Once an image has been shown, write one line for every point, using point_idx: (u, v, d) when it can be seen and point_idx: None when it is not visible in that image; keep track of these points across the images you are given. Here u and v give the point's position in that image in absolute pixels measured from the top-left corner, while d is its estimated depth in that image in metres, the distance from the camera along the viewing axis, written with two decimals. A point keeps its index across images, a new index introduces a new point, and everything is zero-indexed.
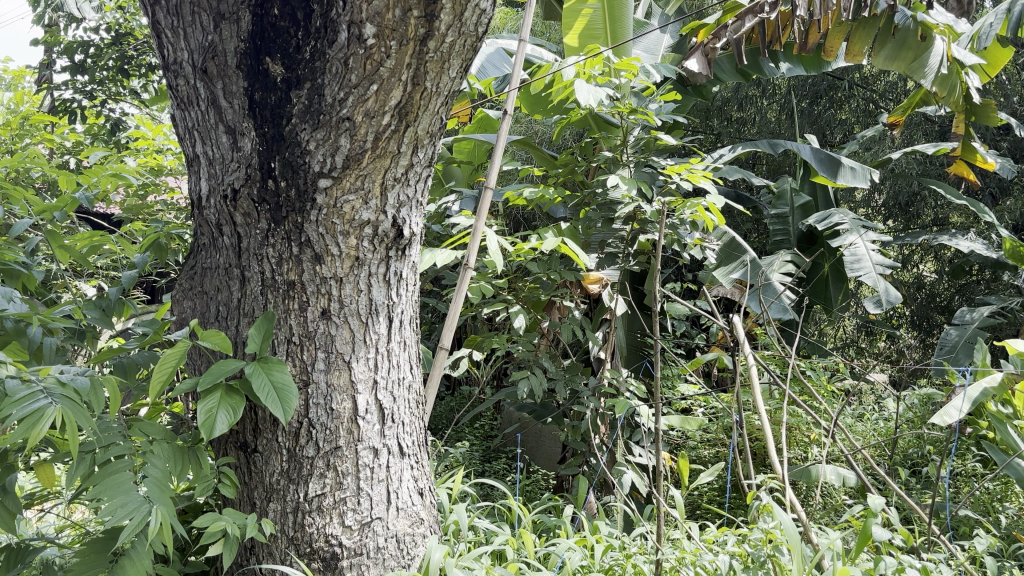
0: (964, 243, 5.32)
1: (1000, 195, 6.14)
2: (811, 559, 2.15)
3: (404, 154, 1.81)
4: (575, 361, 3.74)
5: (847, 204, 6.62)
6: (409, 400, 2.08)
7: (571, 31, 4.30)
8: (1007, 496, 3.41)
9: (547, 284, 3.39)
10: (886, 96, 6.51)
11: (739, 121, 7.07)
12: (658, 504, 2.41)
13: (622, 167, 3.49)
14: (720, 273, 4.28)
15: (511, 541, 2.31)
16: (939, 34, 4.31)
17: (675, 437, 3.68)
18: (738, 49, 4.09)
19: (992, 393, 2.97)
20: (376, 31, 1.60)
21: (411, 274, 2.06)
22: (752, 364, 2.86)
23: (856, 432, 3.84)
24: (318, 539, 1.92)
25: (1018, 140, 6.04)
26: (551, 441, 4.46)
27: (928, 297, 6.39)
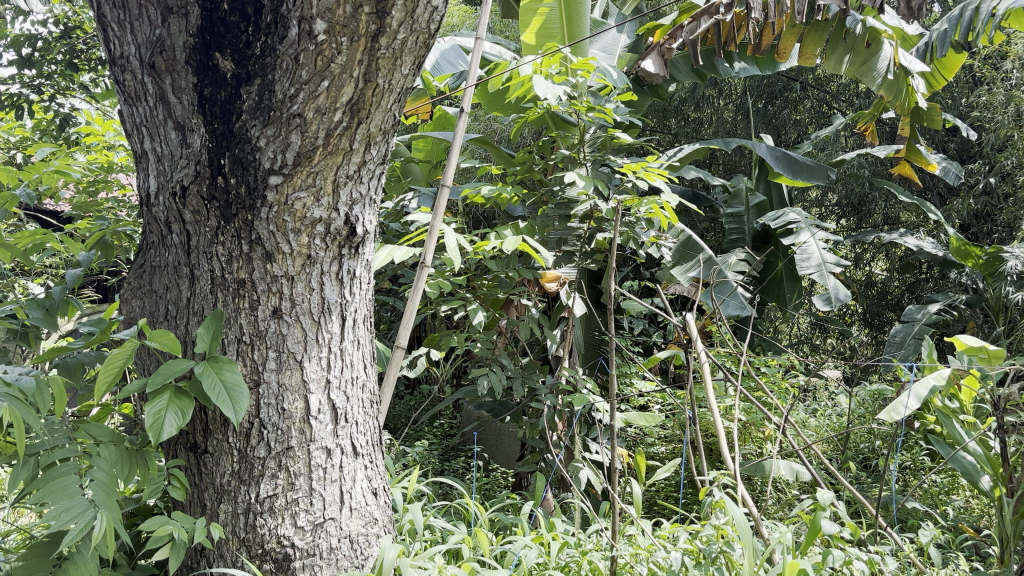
0: (913, 241, 5.44)
1: (948, 195, 6.28)
2: (762, 553, 2.18)
3: (356, 152, 1.79)
4: (534, 359, 3.75)
5: (801, 203, 6.72)
6: (362, 399, 2.06)
7: (527, 30, 4.28)
8: (954, 489, 3.50)
9: (505, 283, 3.39)
10: (839, 97, 6.62)
11: (696, 121, 7.14)
12: (614, 500, 2.42)
13: (580, 166, 3.50)
14: (677, 271, 4.32)
15: (467, 540, 2.31)
16: (887, 38, 4.37)
17: (632, 434, 3.71)
18: (694, 49, 4.12)
19: (939, 389, 3.02)
20: (326, 27, 1.59)
21: (364, 272, 2.04)
22: (706, 361, 2.89)
23: (810, 427, 3.91)
24: (270, 540, 1.90)
25: (965, 141, 6.19)
26: (509, 439, 4.47)
27: (879, 295, 6.51)
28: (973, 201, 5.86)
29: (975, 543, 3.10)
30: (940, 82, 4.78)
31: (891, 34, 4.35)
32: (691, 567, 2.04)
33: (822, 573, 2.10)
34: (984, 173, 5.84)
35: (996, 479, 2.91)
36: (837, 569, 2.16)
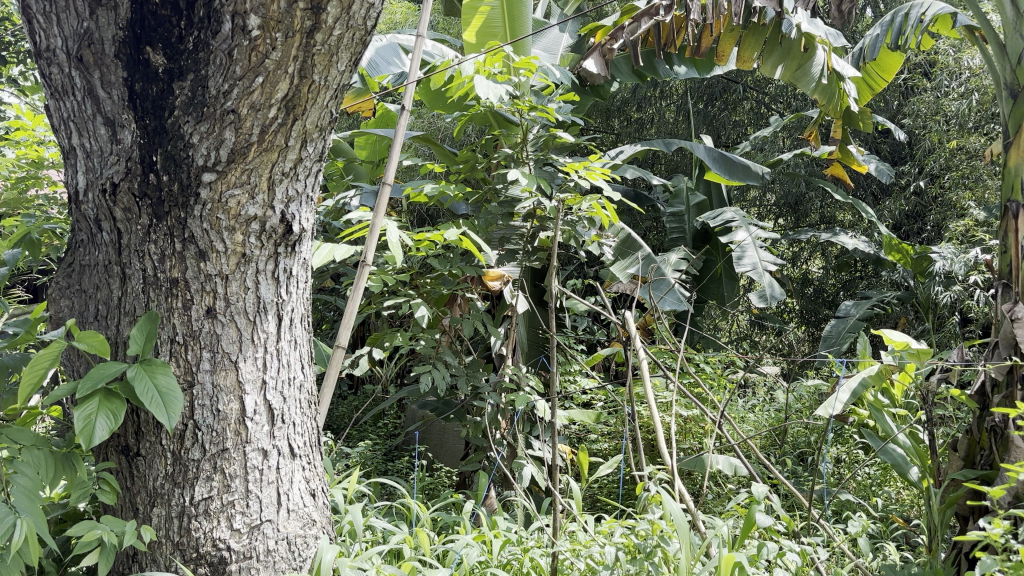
0: (847, 240, 5.57)
1: (881, 195, 6.46)
2: (698, 546, 2.21)
3: (292, 149, 1.77)
4: (477, 357, 3.74)
5: (740, 203, 6.85)
6: (300, 400, 2.03)
7: (468, 28, 4.28)
8: (886, 481, 3.60)
9: (448, 280, 3.39)
10: (777, 99, 6.75)
11: (639, 121, 7.23)
12: (555, 497, 2.44)
13: (523, 164, 3.52)
14: (618, 269, 4.35)
15: (408, 540, 2.29)
16: (821, 43, 4.51)
17: (574, 431, 3.73)
18: (635, 50, 4.16)
19: (869, 384, 3.09)
20: (260, 23, 1.57)
21: (302, 271, 2.01)
22: (644, 358, 2.92)
23: (748, 422, 3.98)
24: (205, 544, 1.86)
25: (896, 143, 6.36)
26: (454, 438, 4.47)
27: (815, 292, 6.67)
28: (905, 201, 6.04)
29: (905, 532, 3.19)
30: (879, 83, 4.90)
31: (824, 40, 4.48)
32: (625, 561, 2.06)
33: (757, 565, 2.15)
34: (914, 175, 6.02)
35: (925, 471, 3.00)
36: (771, 561, 2.21)
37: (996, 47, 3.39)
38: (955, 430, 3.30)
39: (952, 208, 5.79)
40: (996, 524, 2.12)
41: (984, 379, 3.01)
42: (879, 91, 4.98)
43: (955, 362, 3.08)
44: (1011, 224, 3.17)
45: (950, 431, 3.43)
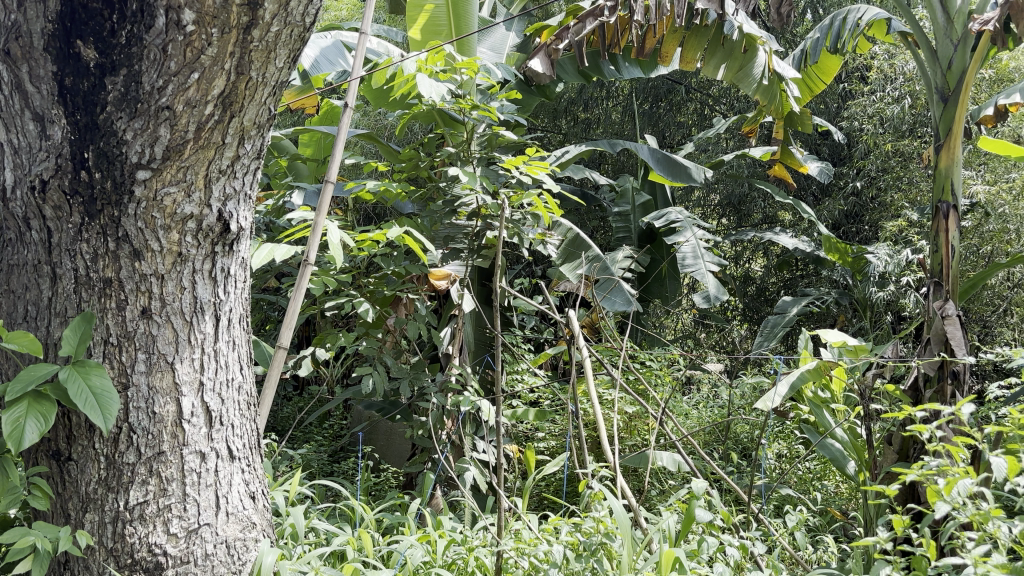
0: (788, 240, 5.67)
1: (821, 195, 6.59)
2: (641, 542, 2.24)
3: (229, 146, 1.74)
4: (421, 357, 3.73)
5: (685, 203, 6.95)
6: (239, 401, 2.00)
7: (413, 25, 4.24)
8: (825, 475, 3.69)
9: (392, 280, 3.36)
10: (720, 100, 6.86)
11: (586, 122, 7.31)
12: (500, 496, 2.44)
13: (468, 163, 3.52)
14: (567, 269, 4.38)
15: (351, 541, 2.27)
16: (762, 45, 4.58)
17: (521, 430, 3.74)
18: (580, 51, 4.18)
19: (807, 380, 3.11)
20: (195, 17, 1.54)
21: (240, 270, 1.98)
22: (589, 356, 2.94)
23: (692, 418, 4.04)
24: (140, 549, 1.82)
25: (836, 145, 6.50)
26: (401, 439, 4.45)
27: (757, 291, 6.80)
28: (844, 201, 6.17)
29: (843, 524, 3.28)
30: (817, 86, 5.01)
31: (765, 41, 4.56)
32: (572, 560, 2.07)
33: (697, 559, 2.19)
34: (851, 176, 6.16)
35: (861, 465, 3.08)
36: (711, 556, 2.25)
37: (928, 53, 3.50)
38: (891, 424, 3.39)
39: (889, 209, 5.95)
40: (901, 520, 2.18)
41: (917, 375, 3.10)
42: (818, 92, 5.08)
43: (890, 359, 3.16)
44: (942, 224, 3.27)
45: (886, 426, 3.51)
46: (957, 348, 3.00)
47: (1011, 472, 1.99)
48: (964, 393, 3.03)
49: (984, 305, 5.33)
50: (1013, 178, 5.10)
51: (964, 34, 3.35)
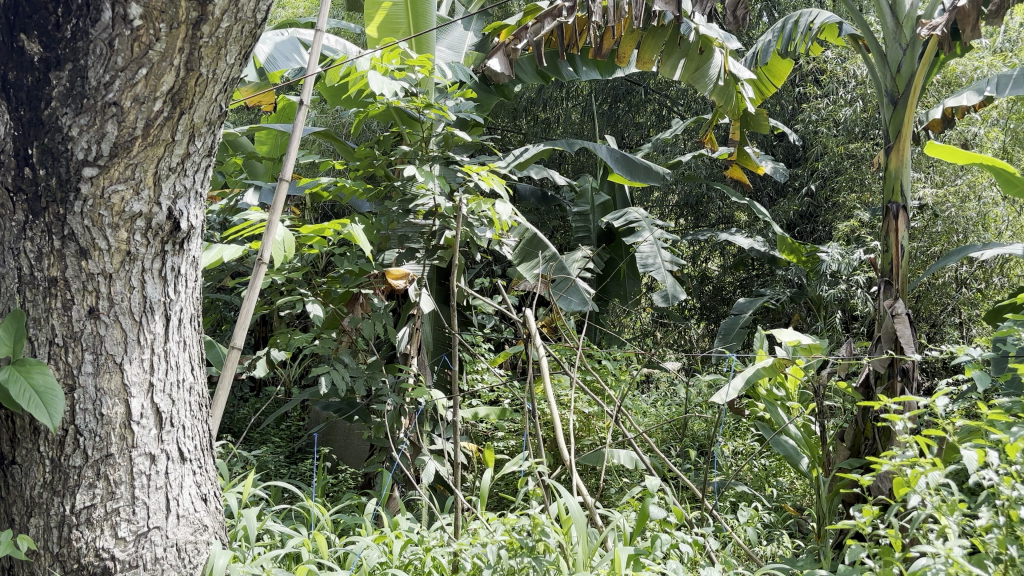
0: (744, 239, 5.74)
1: (776, 196, 6.68)
2: (596, 540, 2.26)
3: (179, 144, 1.72)
4: (379, 357, 3.71)
5: (643, 203, 7.00)
6: (190, 402, 1.97)
7: (370, 23, 4.23)
8: (780, 471, 3.75)
9: (348, 278, 3.34)
10: (678, 101, 6.92)
11: (545, 122, 7.34)
12: (456, 496, 2.43)
13: (425, 162, 3.51)
14: (524, 269, 4.38)
15: (305, 543, 2.25)
16: (718, 47, 4.64)
17: (480, 429, 3.74)
18: (538, 51, 4.18)
19: (763, 376, 3.14)
20: (142, 12, 1.52)
21: (190, 270, 1.94)
22: (545, 355, 2.95)
23: (649, 416, 4.07)
24: (87, 554, 1.79)
25: (790, 146, 6.59)
26: (359, 439, 4.42)
27: (714, 290, 6.88)
28: (799, 201, 6.26)
29: (797, 520, 3.33)
30: (770, 87, 5.06)
31: (721, 43, 4.62)
32: (507, 557, 2.10)
33: (652, 556, 2.20)
34: (806, 177, 6.26)
35: (814, 461, 3.14)
36: (665, 553, 2.27)
37: (878, 57, 3.57)
38: (843, 421, 3.46)
39: (842, 210, 6.06)
40: (868, 509, 2.21)
41: (868, 373, 3.17)
42: (771, 95, 5.14)
43: (843, 357, 3.22)
44: (892, 225, 3.34)
45: (839, 423, 3.57)
46: (906, 346, 3.07)
47: (980, 464, 2.02)
48: (913, 390, 3.10)
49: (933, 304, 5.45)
50: (960, 180, 5.22)
51: (912, 39, 3.44)
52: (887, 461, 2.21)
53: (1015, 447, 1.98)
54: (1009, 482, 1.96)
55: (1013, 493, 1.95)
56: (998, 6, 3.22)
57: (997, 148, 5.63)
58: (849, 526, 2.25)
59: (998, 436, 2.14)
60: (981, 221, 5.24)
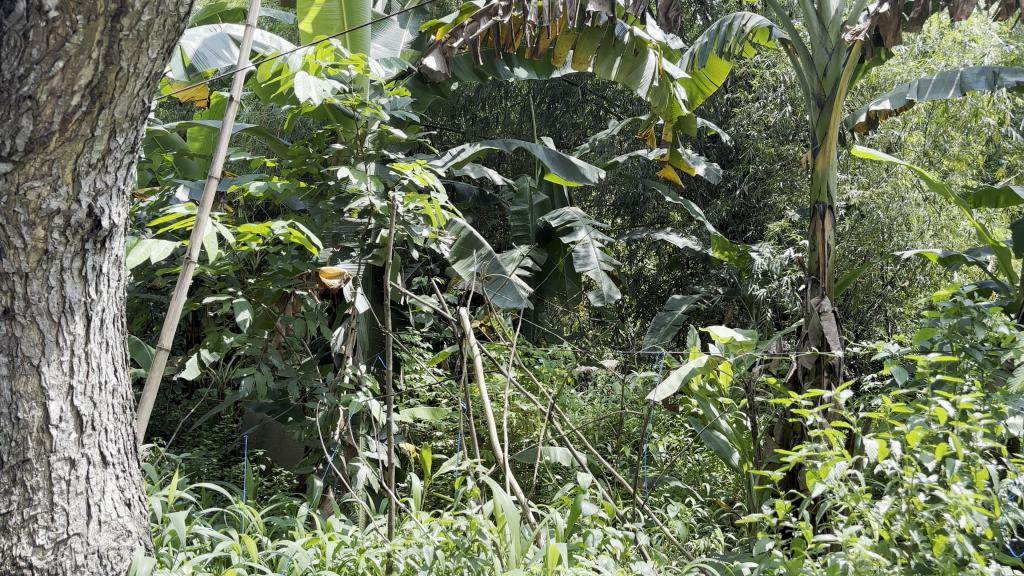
0: (678, 239, 5.83)
1: (710, 196, 6.80)
2: (527, 538, 2.27)
3: (99, 139, 1.67)
4: (314, 357, 3.66)
5: (581, 203, 7.06)
6: (114, 405, 1.91)
7: (304, 19, 4.18)
8: (713, 466, 3.82)
9: (280, 278, 3.30)
10: (615, 102, 7.01)
11: (484, 121, 7.34)
12: (389, 496, 2.41)
13: (359, 160, 3.49)
14: (460, 267, 4.37)
15: (235, 546, 2.21)
16: (651, 48, 4.68)
17: (417, 428, 3.73)
18: (474, 51, 4.17)
19: (696, 373, 3.20)
20: (58, 3, 1.50)
21: (114, 269, 1.89)
22: (480, 354, 2.95)
23: (586, 414, 4.11)
24: (4, 562, 1.73)
25: (723, 148, 6.72)
26: (294, 440, 4.37)
27: (650, 289, 6.97)
28: (731, 202, 6.38)
29: (729, 514, 3.39)
30: (708, 88, 5.14)
31: (655, 45, 4.66)
32: (438, 556, 2.11)
33: (583, 551, 2.23)
34: (738, 178, 6.38)
35: (745, 455, 3.21)
36: (597, 549, 2.30)
37: (805, 60, 3.64)
38: (773, 416, 3.54)
39: (773, 211, 6.20)
40: (783, 502, 2.28)
41: (796, 368, 3.27)
42: (709, 95, 5.22)
43: (772, 353, 3.30)
44: (819, 224, 3.43)
45: (769, 418, 3.66)
46: (832, 343, 3.17)
47: (882, 455, 2.09)
48: (838, 386, 3.20)
49: (860, 302, 5.61)
50: (882, 182, 5.37)
51: (838, 44, 3.52)
52: (802, 453, 2.28)
53: (913, 436, 2.06)
54: (909, 472, 2.05)
55: (915, 481, 2.04)
56: (919, 14, 3.31)
57: (918, 151, 5.82)
58: (766, 518, 2.31)
59: (900, 427, 2.24)
60: (904, 222, 5.39)
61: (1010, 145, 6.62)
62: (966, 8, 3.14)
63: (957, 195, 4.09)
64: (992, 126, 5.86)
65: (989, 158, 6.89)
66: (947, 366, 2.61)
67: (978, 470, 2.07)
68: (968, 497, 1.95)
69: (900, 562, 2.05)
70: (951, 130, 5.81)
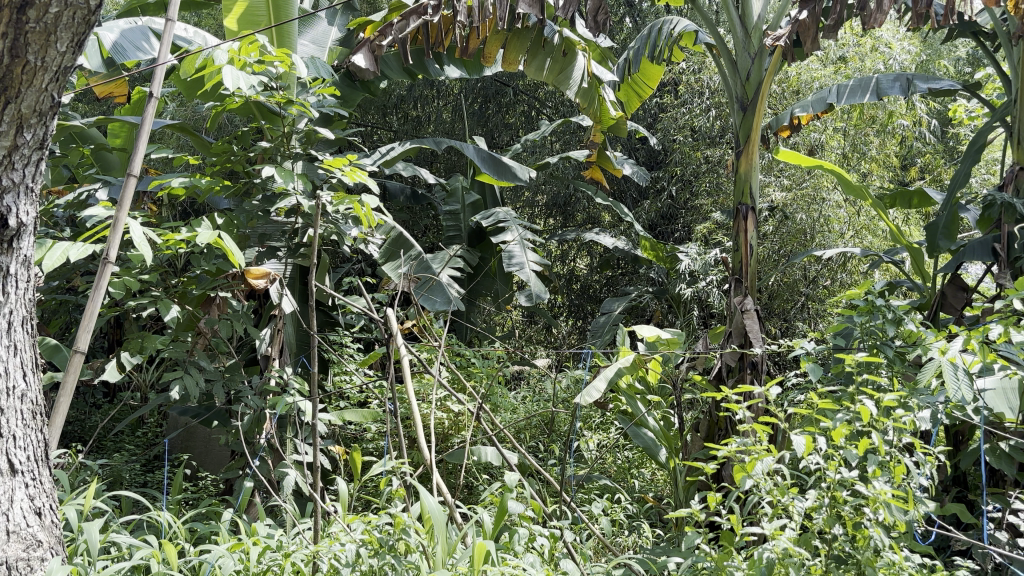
0: (608, 239, 5.89)
1: (639, 197, 6.89)
2: (455, 539, 2.27)
3: (4, 135, 1.62)
4: (239, 360, 3.58)
5: (512, 203, 7.08)
6: (22, 411, 1.83)
7: (229, 15, 4.09)
8: (642, 463, 3.87)
9: (204, 280, 3.22)
10: (546, 103, 7.05)
11: (416, 119, 7.29)
12: (316, 499, 2.37)
13: (285, 159, 3.43)
14: (388, 268, 4.34)
15: (156, 555, 2.15)
16: (580, 50, 4.75)
17: (345, 430, 3.68)
18: (403, 50, 4.14)
19: (625, 372, 3.24)
20: None
21: (23, 269, 1.81)
22: (407, 354, 2.92)
23: (517, 413, 4.12)
24: None
25: (652, 150, 6.82)
26: (221, 444, 4.27)
27: (582, 288, 7.03)
28: (659, 203, 6.47)
29: (656, 509, 3.44)
30: (645, 91, 5.24)
31: (583, 46, 4.72)
32: (365, 558, 2.08)
33: (511, 551, 2.24)
34: (667, 180, 6.49)
35: (673, 452, 3.25)
36: (525, 547, 2.31)
37: (728, 64, 3.72)
38: (699, 413, 3.61)
39: (699, 213, 6.32)
40: (710, 496, 2.33)
41: (720, 366, 3.34)
42: (646, 98, 5.32)
43: (698, 351, 3.36)
44: (742, 225, 3.50)
45: (696, 414, 3.72)
46: (754, 340, 3.25)
47: (806, 450, 2.15)
48: (761, 382, 3.28)
49: (784, 301, 5.76)
50: (805, 184, 5.59)
51: (760, 48, 3.61)
52: (728, 448, 2.33)
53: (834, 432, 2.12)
54: (831, 466, 2.11)
55: (836, 476, 2.09)
56: (835, 21, 3.41)
57: (837, 155, 6.01)
58: (692, 513, 2.35)
59: (821, 423, 2.30)
60: (824, 223, 5.61)
61: (922, 148, 6.88)
62: (879, 16, 3.25)
63: (874, 197, 4.22)
64: (905, 129, 6.09)
65: (904, 161, 7.15)
66: (862, 363, 2.69)
67: (895, 465, 2.14)
68: (886, 491, 2.01)
69: (822, 554, 2.11)
70: (867, 133, 6.01)
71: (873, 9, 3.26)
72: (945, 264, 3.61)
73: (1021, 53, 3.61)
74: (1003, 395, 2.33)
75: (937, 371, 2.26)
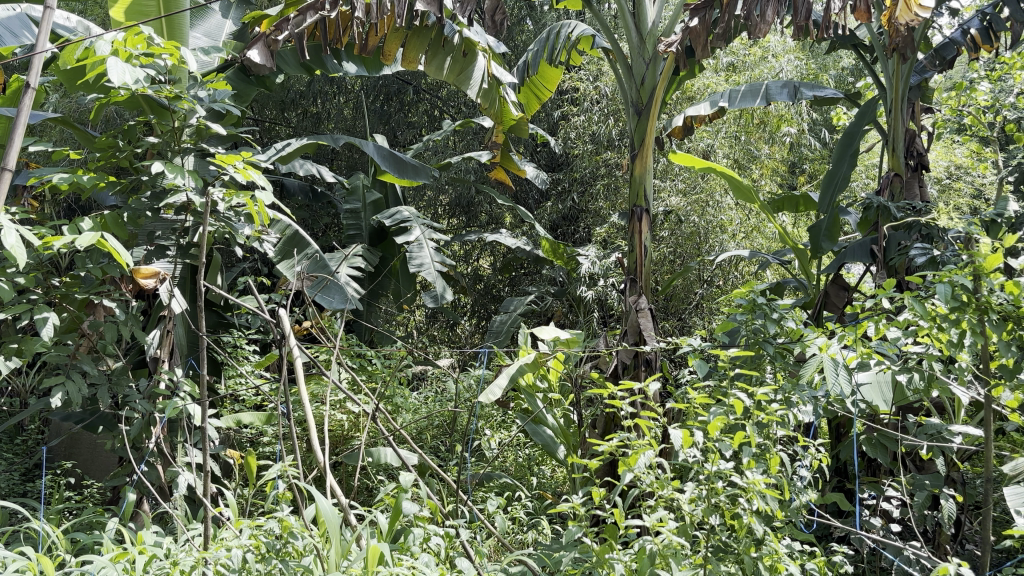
0: (509, 239, 5.93)
1: (541, 198, 6.97)
2: (348, 541, 2.24)
3: None
4: (125, 362, 3.45)
5: (413, 203, 7.05)
6: None
7: (115, 5, 3.93)
8: (542, 460, 3.92)
9: (87, 280, 3.08)
10: (448, 103, 7.03)
11: (315, 116, 7.19)
12: (202, 504, 2.29)
13: (174, 155, 3.32)
14: (283, 265, 4.23)
15: (29, 566, 2.04)
16: (479, 51, 4.77)
17: (238, 432, 3.60)
18: (300, 46, 4.04)
19: (524, 371, 3.27)
20: None
21: None
22: (301, 355, 2.86)
23: (416, 414, 4.10)
24: None
25: (552, 152, 6.91)
26: (106, 449, 4.10)
27: (484, 288, 7.06)
28: (559, 205, 6.56)
29: (553, 505, 3.49)
30: (542, 93, 5.32)
31: (482, 48, 4.74)
32: (252, 563, 2.03)
33: (405, 552, 2.23)
34: (567, 182, 6.58)
35: (569, 448, 3.30)
36: (419, 547, 2.30)
37: (624, 69, 3.79)
38: (597, 410, 3.68)
39: (598, 216, 6.44)
40: (595, 491, 2.37)
41: (616, 363, 3.41)
42: (544, 100, 5.40)
43: (597, 349, 3.42)
44: (637, 227, 3.57)
45: (593, 412, 3.79)
46: (648, 339, 3.34)
47: (685, 444, 2.21)
48: (653, 379, 3.37)
49: (680, 300, 5.92)
50: (698, 188, 5.76)
51: (654, 54, 3.70)
52: (612, 444, 2.37)
53: (714, 426, 2.19)
54: (711, 459, 2.17)
55: (714, 468, 2.16)
56: (724, 31, 3.53)
57: (728, 160, 6.22)
58: (577, 507, 2.39)
59: (702, 418, 2.37)
60: (717, 225, 5.79)
61: (808, 154, 7.18)
62: (763, 27, 3.37)
63: (762, 201, 4.39)
64: (791, 136, 6.36)
65: (791, 166, 7.48)
66: (746, 361, 2.80)
67: (770, 456, 2.23)
68: (759, 482, 2.09)
69: (700, 544, 2.17)
70: (757, 139, 6.24)
71: (757, 20, 3.38)
72: (828, 265, 3.79)
73: (894, 66, 3.82)
74: (878, 389, 2.54)
75: (818, 366, 2.36)
